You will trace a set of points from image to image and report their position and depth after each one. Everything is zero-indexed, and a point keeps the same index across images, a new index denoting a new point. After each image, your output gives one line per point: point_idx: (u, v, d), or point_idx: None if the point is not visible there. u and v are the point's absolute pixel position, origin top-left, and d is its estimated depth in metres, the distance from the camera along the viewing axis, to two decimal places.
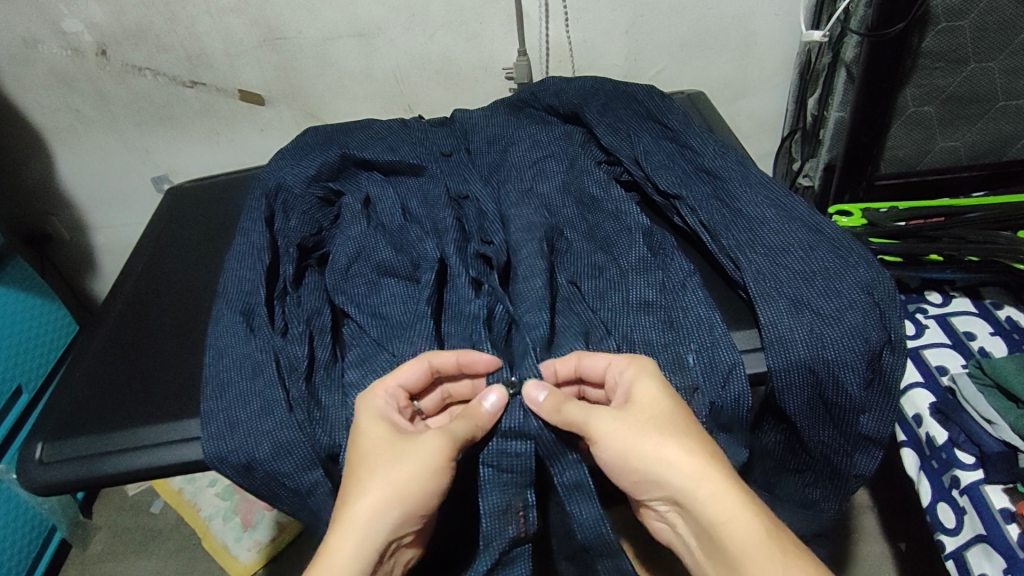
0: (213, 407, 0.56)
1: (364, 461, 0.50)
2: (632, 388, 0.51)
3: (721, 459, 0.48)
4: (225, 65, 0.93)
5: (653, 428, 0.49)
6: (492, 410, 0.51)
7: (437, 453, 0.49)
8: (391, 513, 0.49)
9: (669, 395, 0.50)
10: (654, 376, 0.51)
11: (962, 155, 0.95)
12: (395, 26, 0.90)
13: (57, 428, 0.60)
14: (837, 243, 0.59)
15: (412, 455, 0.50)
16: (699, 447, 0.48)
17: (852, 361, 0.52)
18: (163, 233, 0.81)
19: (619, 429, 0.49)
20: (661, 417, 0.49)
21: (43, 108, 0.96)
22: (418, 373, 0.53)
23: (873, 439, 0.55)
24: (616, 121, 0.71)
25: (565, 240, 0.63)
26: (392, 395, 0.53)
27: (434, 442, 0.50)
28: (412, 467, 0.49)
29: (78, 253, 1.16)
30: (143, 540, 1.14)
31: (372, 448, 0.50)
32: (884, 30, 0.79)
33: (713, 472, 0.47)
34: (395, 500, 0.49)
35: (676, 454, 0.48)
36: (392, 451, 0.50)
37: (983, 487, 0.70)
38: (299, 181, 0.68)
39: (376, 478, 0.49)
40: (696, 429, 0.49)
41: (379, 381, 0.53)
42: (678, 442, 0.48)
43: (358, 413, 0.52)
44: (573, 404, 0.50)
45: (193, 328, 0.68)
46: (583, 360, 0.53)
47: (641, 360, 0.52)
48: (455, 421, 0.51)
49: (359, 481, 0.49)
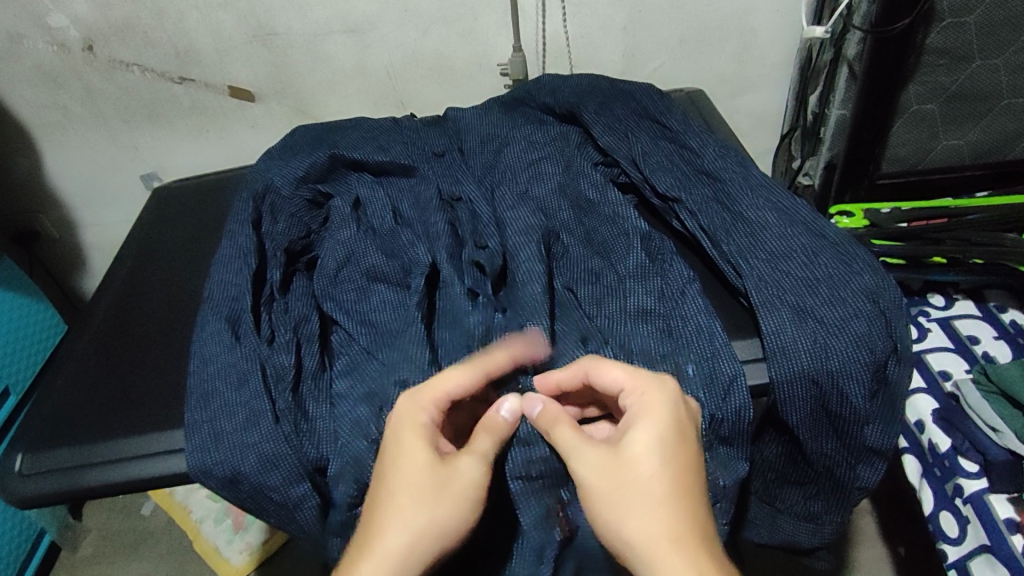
0: (197, 418, 0.54)
1: (404, 488, 0.47)
2: (632, 428, 0.47)
3: (690, 537, 0.44)
4: (214, 60, 0.90)
5: (626, 494, 0.45)
6: (508, 419, 0.50)
7: (476, 485, 0.47)
8: (431, 544, 0.46)
9: (662, 451, 0.46)
10: (658, 416, 0.47)
11: (966, 155, 0.93)
12: (387, 21, 0.88)
13: (38, 439, 0.58)
14: (841, 247, 0.57)
15: (456, 487, 0.47)
16: (665, 527, 0.44)
17: (857, 372, 0.51)
18: (149, 235, 0.79)
19: (600, 484, 0.46)
20: (641, 481, 0.45)
21: (28, 103, 0.94)
22: (470, 384, 0.50)
23: (877, 451, 0.53)
24: (614, 121, 0.69)
25: (562, 245, 0.61)
26: (438, 407, 0.49)
27: (472, 470, 0.48)
28: (455, 500, 0.47)
29: (67, 251, 1.14)
30: (134, 542, 1.12)
31: (409, 478, 0.47)
32: (888, 26, 0.77)
33: (669, 555, 0.44)
34: (434, 535, 0.46)
35: (640, 532, 0.44)
36: (438, 477, 0.47)
37: (988, 496, 0.69)
38: (287, 183, 0.67)
39: (419, 510, 0.46)
40: (682, 496, 0.45)
41: (425, 389, 0.49)
42: (651, 514, 0.45)
43: (399, 429, 0.48)
44: (566, 428, 0.48)
45: (179, 334, 0.66)
46: (589, 371, 0.51)
47: (651, 381, 0.49)
48: (478, 438, 0.49)
49: (398, 508, 0.47)
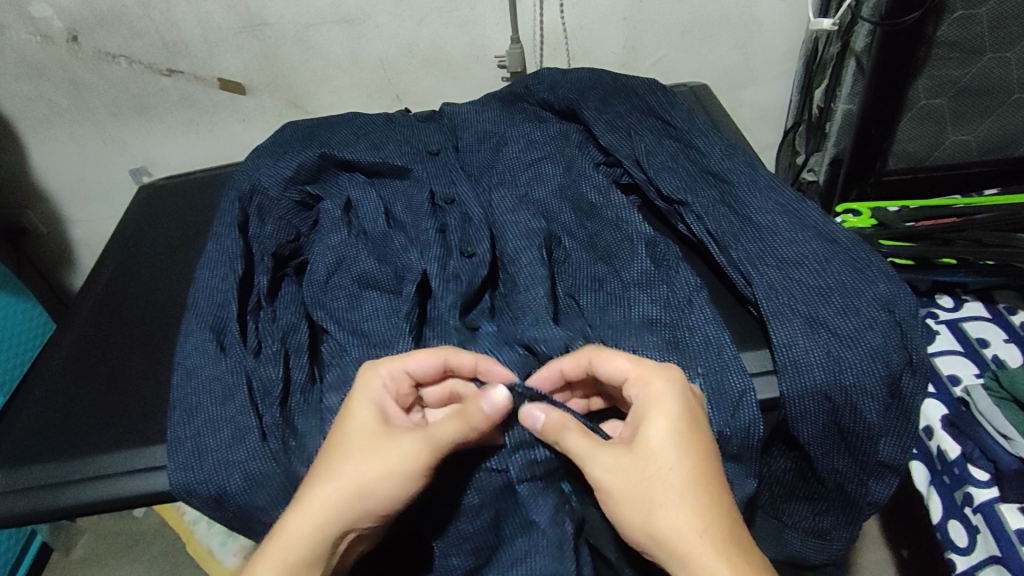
0: (180, 434, 0.52)
1: (343, 445, 0.47)
2: (643, 424, 0.46)
3: (717, 529, 0.43)
4: (203, 52, 0.87)
5: (649, 493, 0.44)
6: (490, 412, 0.45)
7: (415, 457, 0.45)
8: (355, 504, 0.45)
9: (678, 443, 0.45)
10: (667, 409, 0.45)
11: (974, 151, 0.91)
12: (381, 11, 0.85)
13: (13, 455, 0.56)
14: (854, 254, 0.55)
15: (390, 456, 0.46)
16: (691, 520, 0.43)
17: (871, 387, 0.49)
18: (134, 237, 0.76)
19: (620, 484, 0.44)
20: (660, 479, 0.44)
21: (13, 97, 0.90)
22: (432, 366, 0.50)
23: (890, 466, 0.50)
24: (615, 118, 0.66)
25: (564, 250, 0.59)
26: (395, 379, 0.49)
27: (412, 443, 0.46)
28: (385, 467, 0.45)
29: (56, 248, 1.10)
30: (126, 545, 1.09)
31: (350, 439, 0.47)
32: (899, 18, 0.74)
33: (702, 548, 0.42)
34: (360, 494, 0.45)
35: (666, 528, 0.43)
36: (376, 443, 0.47)
37: (998, 505, 0.66)
38: (276, 183, 0.63)
39: (349, 466, 0.46)
40: (707, 487, 0.44)
41: (384, 361, 0.50)
42: (677, 509, 0.43)
43: (352, 393, 0.49)
44: (574, 434, 0.46)
45: (163, 343, 0.63)
46: (592, 360, 0.49)
47: (655, 371, 0.47)
48: (443, 422, 0.46)
49: (330, 463, 0.46)
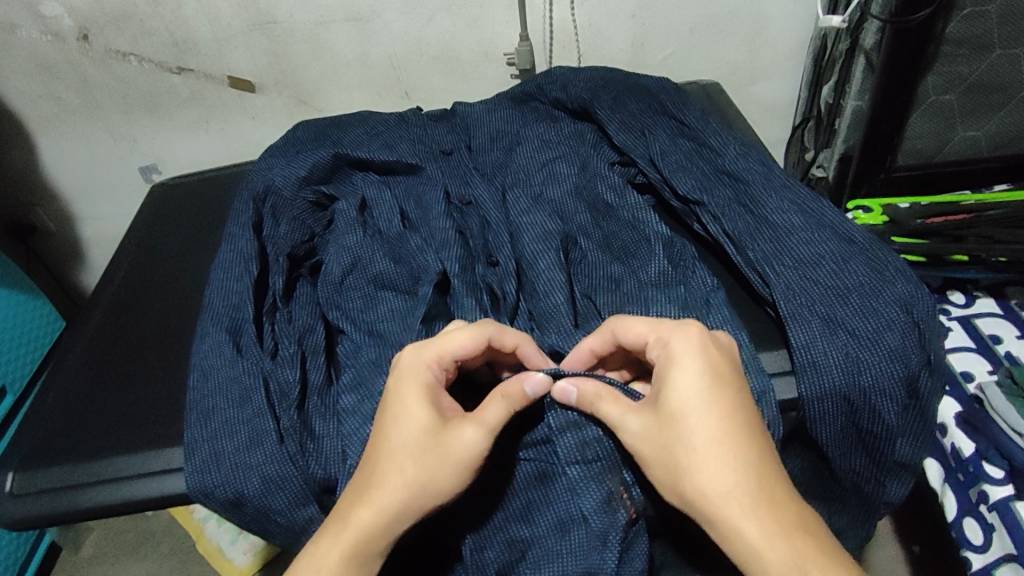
0: (198, 437, 0.52)
1: (402, 450, 0.45)
2: (667, 381, 0.44)
3: (744, 490, 0.40)
4: (214, 50, 0.87)
5: (675, 454, 0.42)
6: (531, 394, 0.46)
7: (475, 449, 0.44)
8: (423, 503, 0.44)
9: (703, 399, 0.43)
10: (689, 365, 0.44)
11: (983, 147, 0.90)
12: (391, 9, 0.84)
13: (31, 456, 0.56)
14: (873, 253, 0.55)
15: (452, 452, 0.44)
16: (722, 475, 0.41)
17: (890, 388, 0.48)
18: (149, 237, 0.76)
19: (650, 444, 0.44)
20: (688, 435, 0.42)
21: (24, 96, 0.90)
22: (476, 348, 0.48)
23: (907, 466, 0.50)
24: (629, 117, 0.66)
25: (580, 250, 0.59)
26: (443, 368, 0.48)
27: (473, 438, 0.44)
28: (448, 464, 0.44)
29: (64, 246, 1.10)
30: (137, 542, 1.09)
31: (409, 438, 0.45)
32: (908, 16, 0.74)
33: (732, 504, 0.40)
34: (427, 492, 0.44)
35: (697, 487, 0.41)
36: (436, 443, 0.45)
37: (1013, 503, 0.66)
38: (289, 183, 0.64)
39: (410, 470, 0.44)
40: (733, 441, 0.42)
41: (431, 347, 0.48)
42: (707, 465, 0.41)
43: (400, 386, 0.47)
44: (608, 402, 0.46)
45: (178, 344, 0.63)
46: (615, 331, 0.48)
47: (674, 330, 0.46)
48: (487, 406, 0.45)
49: (391, 460, 0.45)
